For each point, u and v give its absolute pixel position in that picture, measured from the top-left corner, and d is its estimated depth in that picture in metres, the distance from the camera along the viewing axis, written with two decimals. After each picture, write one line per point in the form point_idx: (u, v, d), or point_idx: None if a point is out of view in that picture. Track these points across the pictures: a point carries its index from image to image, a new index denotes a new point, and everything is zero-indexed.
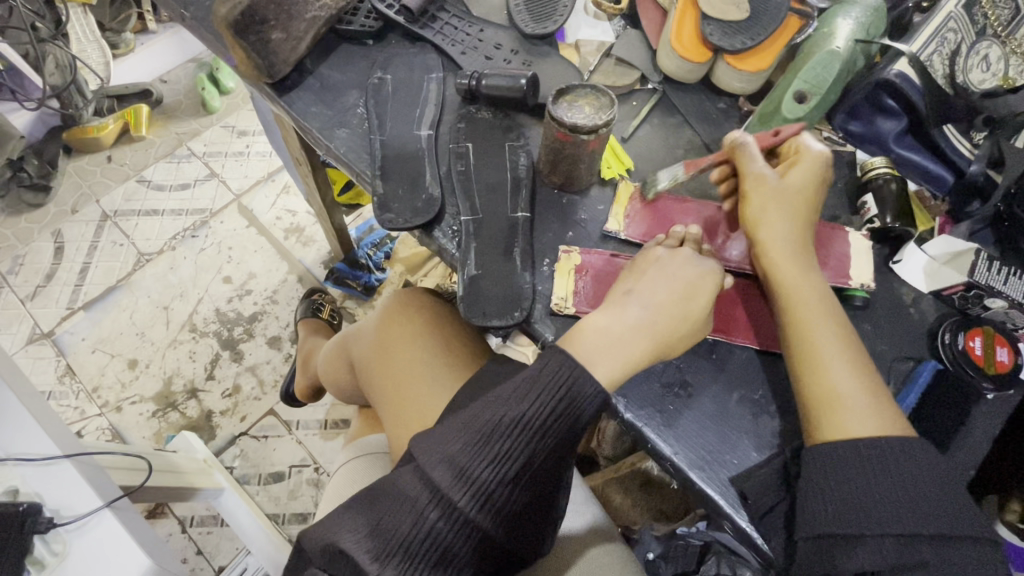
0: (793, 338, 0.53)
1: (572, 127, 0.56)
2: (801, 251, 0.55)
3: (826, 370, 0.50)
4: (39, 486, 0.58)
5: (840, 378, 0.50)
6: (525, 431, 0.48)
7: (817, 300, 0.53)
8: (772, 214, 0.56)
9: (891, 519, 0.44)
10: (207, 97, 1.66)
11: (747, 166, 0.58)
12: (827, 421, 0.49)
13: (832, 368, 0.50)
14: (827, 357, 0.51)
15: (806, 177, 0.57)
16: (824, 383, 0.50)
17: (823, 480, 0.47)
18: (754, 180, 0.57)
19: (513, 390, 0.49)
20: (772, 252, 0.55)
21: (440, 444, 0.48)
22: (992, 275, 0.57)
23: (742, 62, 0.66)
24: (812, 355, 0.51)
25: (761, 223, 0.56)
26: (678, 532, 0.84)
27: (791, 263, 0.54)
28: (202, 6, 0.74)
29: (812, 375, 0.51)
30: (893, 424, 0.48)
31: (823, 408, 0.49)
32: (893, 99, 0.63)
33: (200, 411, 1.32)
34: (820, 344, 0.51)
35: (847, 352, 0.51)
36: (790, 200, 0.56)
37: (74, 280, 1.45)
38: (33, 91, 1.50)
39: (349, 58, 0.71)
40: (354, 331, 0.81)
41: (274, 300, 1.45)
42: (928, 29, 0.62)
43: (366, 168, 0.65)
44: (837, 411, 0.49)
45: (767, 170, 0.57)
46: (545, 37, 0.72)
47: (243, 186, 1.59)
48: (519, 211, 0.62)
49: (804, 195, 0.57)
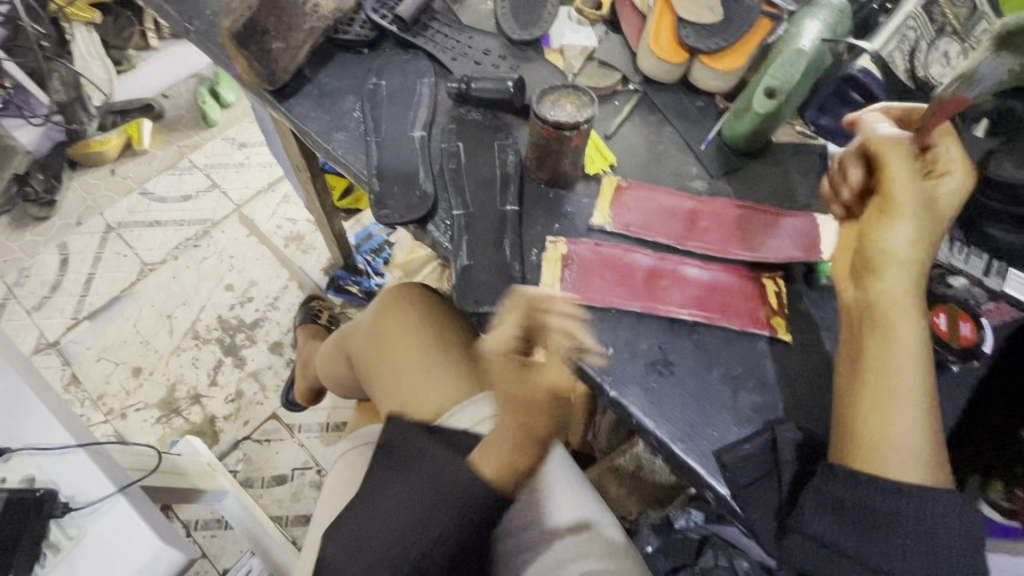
0: (863, 390, 0.51)
1: (555, 124, 0.60)
2: (909, 286, 0.51)
3: (890, 421, 0.49)
4: (54, 474, 0.61)
5: (904, 440, 0.48)
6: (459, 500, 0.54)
7: (910, 361, 0.50)
8: (888, 251, 0.52)
9: (900, 555, 0.46)
10: (207, 110, 1.70)
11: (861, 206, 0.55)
12: (865, 454, 0.49)
13: (896, 418, 0.49)
14: (897, 429, 0.48)
15: (910, 231, 0.51)
16: (878, 422, 0.49)
17: (838, 497, 0.48)
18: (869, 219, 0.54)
19: (451, 464, 0.56)
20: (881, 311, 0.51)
21: (378, 526, 0.55)
22: (952, 254, 0.62)
23: (716, 61, 0.70)
24: (884, 407, 0.49)
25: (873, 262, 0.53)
26: (676, 526, 0.88)
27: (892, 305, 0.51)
28: (206, 20, 0.78)
29: (873, 424, 0.49)
30: (941, 474, 0.48)
31: (869, 450, 0.49)
32: (857, 92, 0.69)
33: (203, 417, 1.35)
34: (891, 407, 0.49)
35: (918, 391, 0.49)
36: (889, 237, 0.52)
37: (79, 291, 1.48)
38: (39, 107, 1.56)
39: (345, 66, 0.75)
40: (351, 325, 0.85)
41: (274, 307, 1.48)
42: (888, 28, 0.67)
43: (362, 168, 0.69)
44: (879, 462, 0.48)
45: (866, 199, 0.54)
46: (531, 43, 0.76)
47: (243, 197, 1.63)
48: (508, 205, 0.65)
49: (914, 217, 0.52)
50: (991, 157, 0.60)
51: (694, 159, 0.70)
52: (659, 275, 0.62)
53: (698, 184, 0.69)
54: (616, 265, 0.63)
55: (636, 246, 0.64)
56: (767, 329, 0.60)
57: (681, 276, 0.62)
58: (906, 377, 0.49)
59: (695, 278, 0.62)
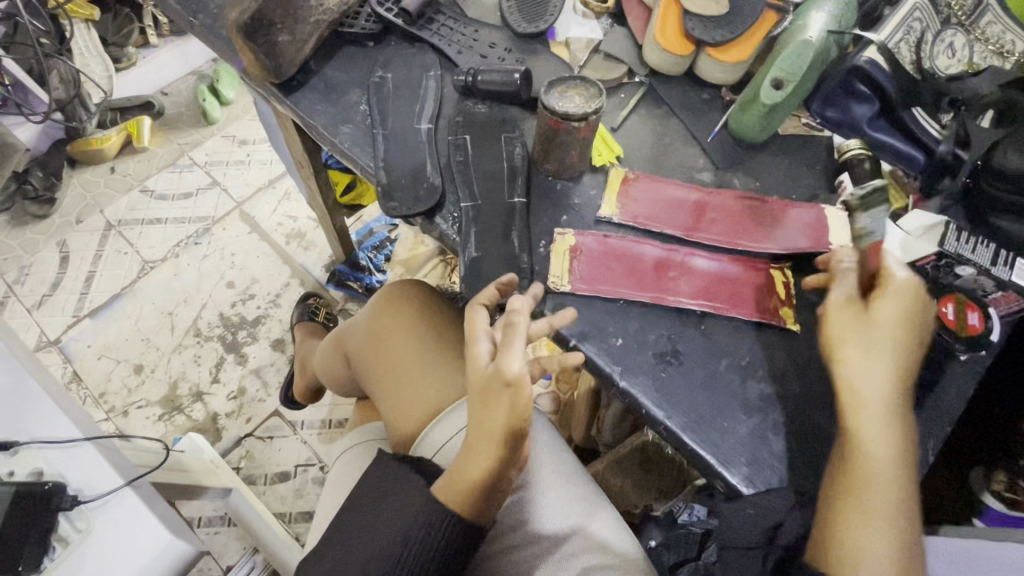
0: (841, 495, 0.48)
1: (563, 115, 0.60)
2: (891, 392, 0.49)
3: (864, 525, 0.46)
4: (62, 467, 0.61)
5: (878, 550, 0.45)
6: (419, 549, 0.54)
7: (883, 460, 0.48)
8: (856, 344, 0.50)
9: None
10: (208, 108, 1.71)
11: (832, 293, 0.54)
12: (839, 560, 0.46)
13: (870, 531, 0.46)
14: (870, 535, 0.46)
15: (848, 331, 0.51)
16: (853, 530, 0.46)
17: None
18: (840, 308, 0.53)
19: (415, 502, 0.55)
20: (851, 408, 0.49)
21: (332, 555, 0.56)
22: (959, 245, 0.58)
23: (722, 53, 0.70)
24: (854, 507, 0.47)
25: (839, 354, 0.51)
26: (680, 522, 0.83)
27: (869, 403, 0.49)
28: (210, 14, 0.78)
29: (846, 530, 0.47)
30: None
31: (840, 558, 0.46)
32: (864, 84, 0.67)
33: (206, 414, 1.35)
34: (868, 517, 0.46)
35: (893, 501, 0.47)
36: (867, 335, 0.50)
37: (80, 289, 1.48)
38: (37, 106, 1.55)
39: (351, 59, 0.75)
40: (349, 324, 0.84)
41: (276, 304, 1.48)
42: (893, 20, 0.67)
43: (369, 161, 0.69)
44: (850, 566, 0.45)
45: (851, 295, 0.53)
46: (537, 36, 0.76)
47: (244, 194, 1.63)
48: (516, 197, 0.65)
49: (896, 314, 0.50)
50: (995, 147, 0.60)
51: (700, 151, 0.70)
52: (665, 266, 0.62)
53: (705, 176, 0.69)
54: (625, 255, 0.62)
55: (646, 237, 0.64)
56: (776, 319, 0.60)
57: (686, 265, 0.62)
58: (881, 483, 0.47)
59: (702, 268, 0.62)
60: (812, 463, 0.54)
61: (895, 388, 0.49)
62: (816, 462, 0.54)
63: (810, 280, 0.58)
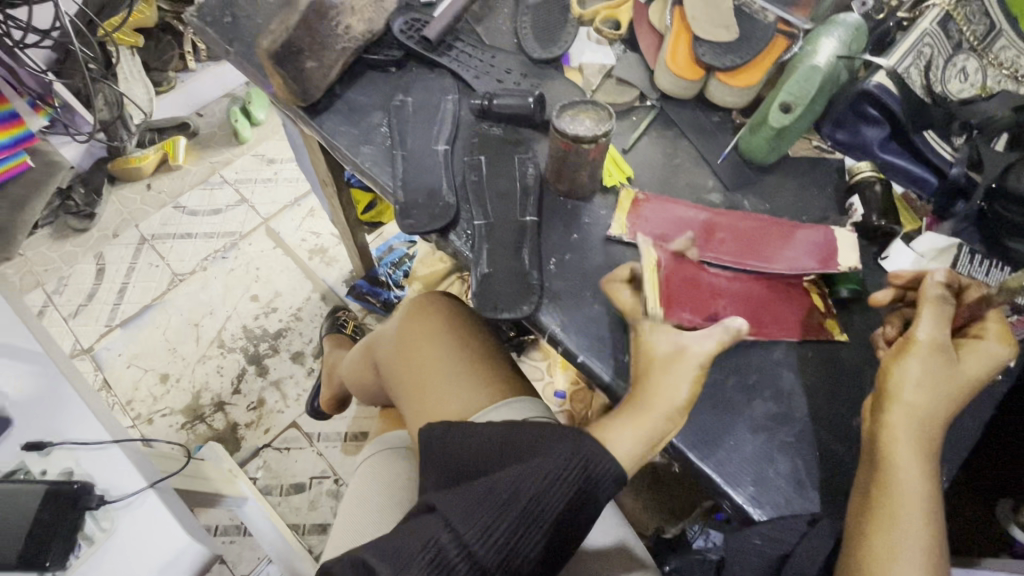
0: (871, 521, 0.47)
1: (574, 137, 0.62)
2: (936, 427, 0.49)
3: (890, 559, 0.46)
4: (90, 467, 0.64)
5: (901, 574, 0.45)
6: (540, 529, 0.50)
7: (925, 493, 0.47)
8: (925, 378, 0.49)
9: None
10: (239, 128, 1.78)
11: (919, 330, 0.51)
12: None
13: (898, 560, 0.45)
14: (896, 562, 0.45)
15: (920, 371, 0.49)
16: (883, 559, 0.46)
17: None
18: (929, 345, 0.50)
19: (510, 476, 0.51)
20: (895, 431, 0.49)
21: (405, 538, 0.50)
22: (973, 267, 0.60)
23: (730, 77, 0.72)
24: (884, 544, 0.46)
25: (902, 388, 0.50)
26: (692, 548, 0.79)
27: (909, 432, 0.49)
28: (245, 42, 0.83)
29: (876, 558, 0.46)
30: None
31: None
32: (875, 108, 0.68)
33: (226, 424, 1.39)
34: (897, 544, 0.46)
35: (926, 539, 0.46)
36: (951, 378, 0.49)
37: (113, 299, 1.55)
38: (83, 125, 1.64)
39: (374, 84, 0.79)
40: (377, 334, 0.87)
41: (297, 317, 1.52)
42: (904, 45, 0.67)
43: (388, 180, 0.72)
44: None
45: (949, 340, 0.51)
46: (551, 61, 0.79)
47: (270, 210, 1.69)
48: (527, 216, 0.67)
49: (984, 368, 0.50)
50: (1010, 170, 0.59)
51: (710, 173, 0.72)
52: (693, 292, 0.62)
53: (715, 197, 0.70)
54: (682, 278, 0.61)
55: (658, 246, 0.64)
56: (822, 332, 0.61)
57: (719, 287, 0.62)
58: (921, 519, 0.46)
59: (752, 286, 0.63)
60: (817, 483, 0.54)
61: (943, 422, 0.49)
62: (821, 482, 0.54)
63: (885, 294, 0.57)
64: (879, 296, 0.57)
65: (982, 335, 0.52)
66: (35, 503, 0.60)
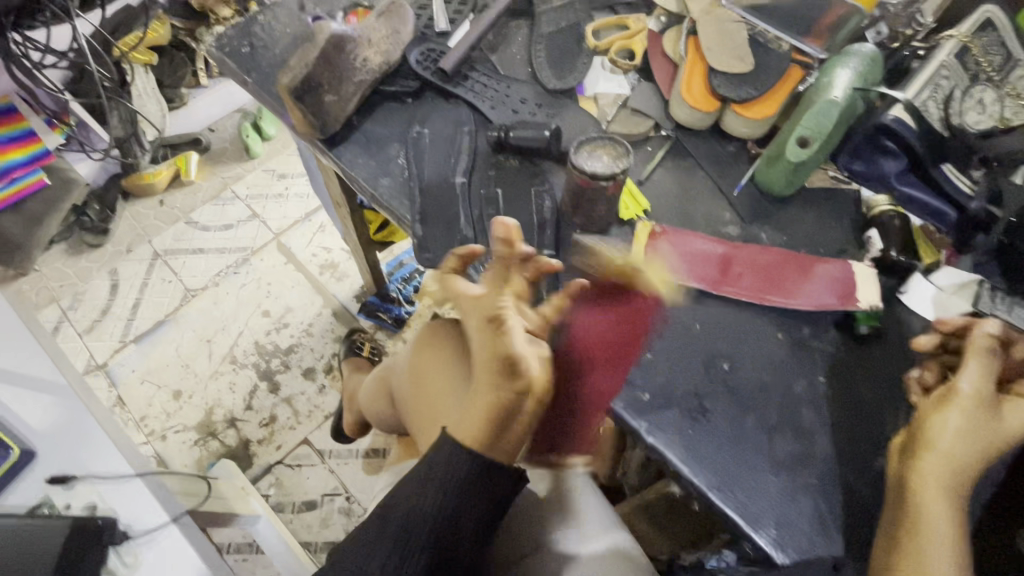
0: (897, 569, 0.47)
1: (592, 175, 0.63)
2: (969, 479, 0.49)
3: None
4: (114, 502, 0.65)
5: None
6: (422, 524, 0.52)
7: (953, 546, 0.47)
8: (962, 429, 0.49)
9: None
10: (250, 143, 1.80)
11: (961, 380, 0.51)
12: None
13: None
14: None
15: (959, 424, 0.49)
16: None
17: None
18: (971, 395, 0.50)
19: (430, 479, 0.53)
20: (927, 479, 0.49)
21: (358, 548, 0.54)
22: (995, 306, 0.61)
23: (746, 109, 0.72)
24: None
25: (936, 435, 0.50)
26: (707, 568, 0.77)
27: (944, 482, 0.48)
28: (262, 73, 0.84)
29: None
30: None
31: None
32: (892, 141, 0.68)
33: (238, 440, 1.40)
34: None
35: None
36: (991, 432, 0.49)
37: (127, 315, 1.56)
38: (98, 142, 1.65)
39: (390, 114, 0.79)
40: (394, 362, 0.88)
41: (309, 333, 1.53)
42: (920, 78, 0.67)
43: (406, 212, 0.72)
44: None
45: (992, 393, 0.50)
46: (566, 91, 0.80)
47: (282, 226, 1.70)
48: (544, 249, 0.67)
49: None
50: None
51: (726, 204, 0.72)
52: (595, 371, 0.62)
53: (732, 229, 0.70)
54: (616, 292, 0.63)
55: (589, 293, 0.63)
56: (838, 364, 0.61)
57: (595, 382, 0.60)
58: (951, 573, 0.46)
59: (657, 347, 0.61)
60: (843, 527, 0.53)
61: (978, 476, 0.49)
62: (846, 526, 0.53)
63: (928, 339, 0.56)
64: (923, 341, 0.57)
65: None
66: (59, 539, 0.59)
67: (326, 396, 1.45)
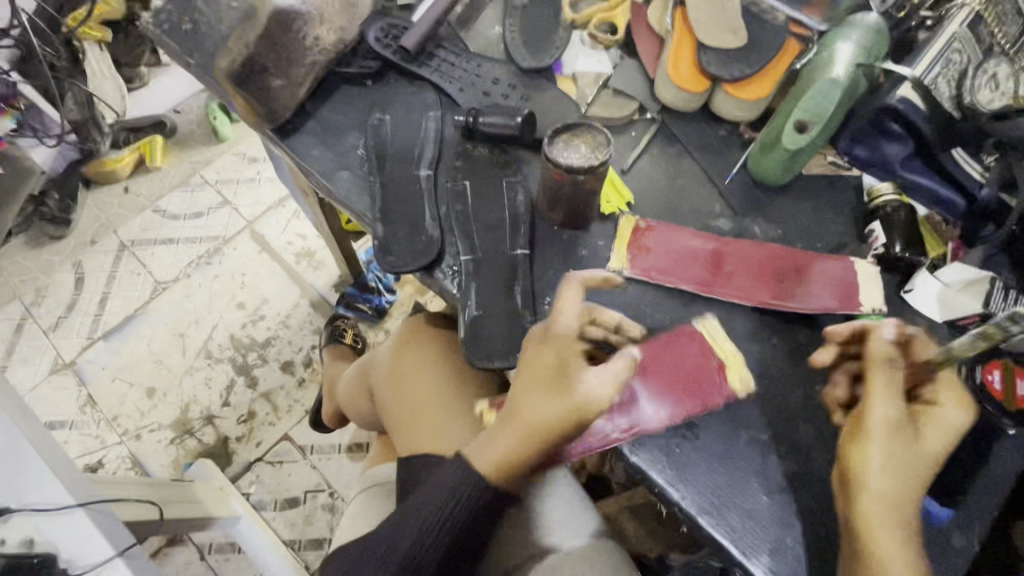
0: None
1: (567, 168, 0.56)
2: (908, 507, 0.46)
3: None
4: (54, 536, 0.61)
5: None
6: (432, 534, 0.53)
7: None
8: (884, 456, 0.46)
9: None
10: (218, 125, 1.68)
11: (867, 404, 0.48)
12: None
13: None
14: None
15: (882, 455, 0.46)
16: None
17: None
18: (885, 419, 0.47)
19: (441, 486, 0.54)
20: (869, 517, 0.45)
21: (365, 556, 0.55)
22: (1006, 306, 0.56)
23: (740, 91, 0.65)
24: None
25: (865, 467, 0.47)
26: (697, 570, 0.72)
27: (884, 517, 0.45)
28: (206, 52, 0.75)
29: None
30: None
31: None
32: (896, 123, 0.63)
33: (216, 438, 1.35)
34: None
35: None
36: (913, 454, 0.47)
37: (94, 310, 1.49)
38: (53, 126, 1.52)
39: (350, 99, 0.71)
40: (371, 358, 0.82)
41: (287, 325, 1.47)
42: (929, 53, 0.61)
43: (367, 209, 0.65)
44: None
45: (903, 413, 0.48)
46: (542, 70, 0.72)
47: (254, 212, 1.62)
48: (518, 249, 0.62)
49: (943, 439, 0.48)
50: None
51: (717, 195, 0.66)
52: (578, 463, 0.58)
53: (723, 222, 0.64)
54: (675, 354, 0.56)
55: (685, 346, 0.56)
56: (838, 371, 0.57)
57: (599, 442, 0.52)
58: None
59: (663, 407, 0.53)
60: (841, 551, 0.50)
61: (914, 503, 0.46)
62: (845, 549, 0.50)
63: (823, 355, 0.55)
64: (819, 359, 0.55)
65: (933, 403, 0.49)
66: None
67: (306, 390, 1.40)
